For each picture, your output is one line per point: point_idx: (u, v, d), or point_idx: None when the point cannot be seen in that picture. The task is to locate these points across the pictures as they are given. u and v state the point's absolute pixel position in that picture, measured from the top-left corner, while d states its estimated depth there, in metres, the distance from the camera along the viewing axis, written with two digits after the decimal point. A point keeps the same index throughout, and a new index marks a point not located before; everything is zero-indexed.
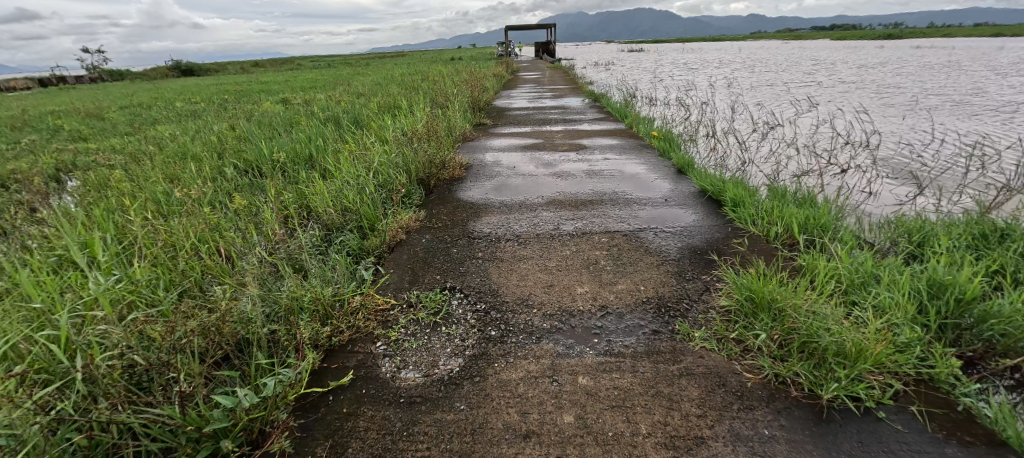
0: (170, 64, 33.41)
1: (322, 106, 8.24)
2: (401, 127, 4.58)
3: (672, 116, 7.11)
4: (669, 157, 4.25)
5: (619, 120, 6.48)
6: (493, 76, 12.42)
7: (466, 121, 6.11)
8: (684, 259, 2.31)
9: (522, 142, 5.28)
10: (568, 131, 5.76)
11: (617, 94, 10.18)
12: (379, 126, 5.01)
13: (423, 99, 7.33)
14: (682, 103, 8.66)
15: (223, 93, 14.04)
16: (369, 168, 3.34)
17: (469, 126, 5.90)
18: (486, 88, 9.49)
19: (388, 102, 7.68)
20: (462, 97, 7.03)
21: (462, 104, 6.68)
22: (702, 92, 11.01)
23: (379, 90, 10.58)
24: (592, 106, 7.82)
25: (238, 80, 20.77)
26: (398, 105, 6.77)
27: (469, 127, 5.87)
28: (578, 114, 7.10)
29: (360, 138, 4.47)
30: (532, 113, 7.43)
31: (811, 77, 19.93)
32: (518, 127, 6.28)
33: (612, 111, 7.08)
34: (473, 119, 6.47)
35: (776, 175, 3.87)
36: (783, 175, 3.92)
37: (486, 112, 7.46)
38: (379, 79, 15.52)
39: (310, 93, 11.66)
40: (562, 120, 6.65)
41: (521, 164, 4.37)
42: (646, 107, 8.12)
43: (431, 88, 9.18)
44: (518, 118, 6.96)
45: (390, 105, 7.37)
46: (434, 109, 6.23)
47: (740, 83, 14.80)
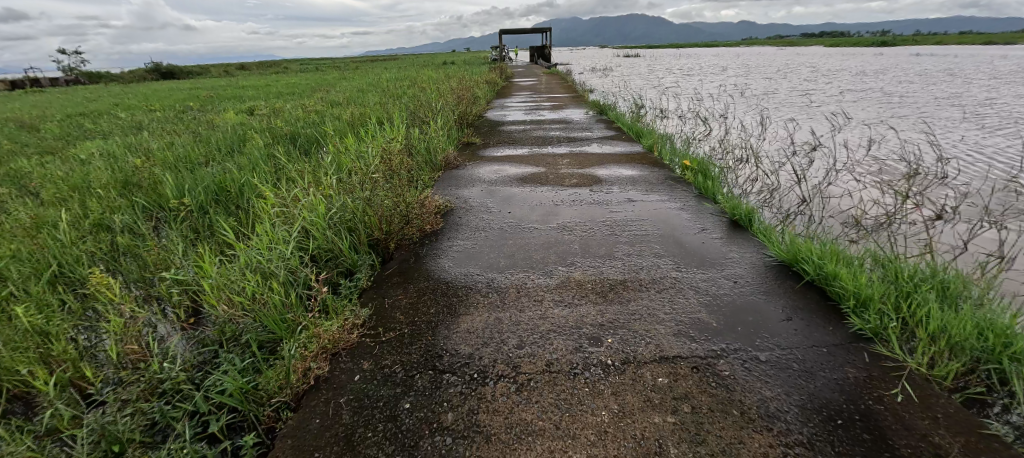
0: (149, 67, 32.01)
1: (286, 119, 7.10)
2: (361, 157, 3.51)
3: (694, 135, 6.06)
4: (716, 201, 3.17)
5: (633, 140, 5.43)
6: (485, 84, 11.26)
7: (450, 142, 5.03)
8: (822, 445, 1.26)
9: (517, 172, 4.17)
10: (576, 156, 4.67)
11: (623, 106, 9.11)
12: (335, 154, 3.90)
13: (401, 114, 6.20)
14: (699, 117, 7.61)
15: (187, 100, 12.72)
16: (291, 231, 2.23)
17: (453, 148, 4.81)
18: (476, 98, 8.43)
19: (361, 116, 6.56)
20: (447, 113, 5.94)
21: (446, 120, 5.59)
22: (714, 102, 10.05)
23: (358, 99, 9.47)
24: (598, 121, 6.77)
25: (214, 86, 19.41)
26: (370, 122, 5.65)
27: (453, 150, 4.77)
28: (584, 130, 6.05)
29: (306, 171, 3.39)
30: (529, 129, 6.33)
31: (818, 85, 19.10)
32: (513, 147, 5.23)
33: (624, 128, 6.01)
34: (459, 139, 5.38)
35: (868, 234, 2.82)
36: (876, 233, 2.87)
37: (475, 128, 6.36)
38: (361, 85, 14.25)
39: (280, 102, 10.42)
40: (566, 138, 5.60)
41: (517, 206, 3.28)
42: (660, 121, 7.10)
43: (415, 99, 8.04)
44: (513, 136, 5.88)
45: (363, 120, 6.25)
46: (411, 126, 5.13)
47: (749, 92, 13.91)
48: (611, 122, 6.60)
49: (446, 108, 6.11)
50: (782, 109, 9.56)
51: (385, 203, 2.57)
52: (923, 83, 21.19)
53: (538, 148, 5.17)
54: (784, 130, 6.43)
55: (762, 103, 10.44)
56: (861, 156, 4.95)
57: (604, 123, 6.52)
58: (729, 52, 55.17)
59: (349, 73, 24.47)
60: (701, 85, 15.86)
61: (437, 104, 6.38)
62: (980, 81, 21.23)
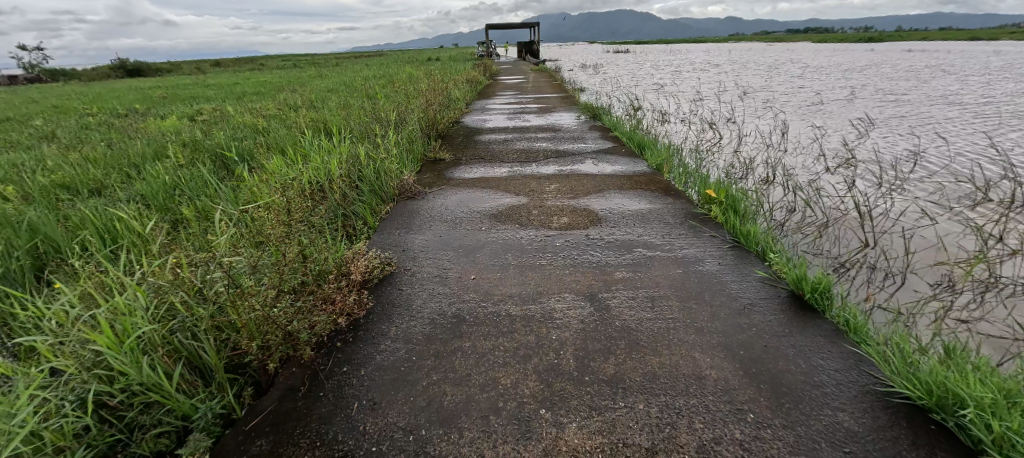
0: (114, 64, 30.24)
1: (225, 128, 6.01)
2: (271, 201, 2.54)
3: (705, 146, 5.14)
4: (766, 261, 2.24)
5: (635, 155, 4.49)
6: (464, 83, 10.17)
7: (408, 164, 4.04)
8: None
9: (491, 205, 3.19)
10: (567, 180, 3.70)
11: (618, 109, 8.14)
12: (244, 193, 2.92)
13: (356, 126, 5.18)
14: (706, 122, 6.68)
15: (135, 102, 11.43)
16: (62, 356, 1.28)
17: (410, 171, 3.80)
18: (453, 102, 7.43)
19: (311, 127, 5.51)
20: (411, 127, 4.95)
21: (407, 132, 4.58)
22: (716, 103, 9.21)
23: (320, 103, 8.38)
24: (591, 128, 5.82)
25: (177, 84, 18.01)
26: (314, 136, 4.62)
27: (411, 174, 3.77)
28: (575, 141, 5.09)
29: (192, 229, 2.42)
30: (511, 140, 5.32)
31: (815, 83, 18.41)
32: (489, 165, 4.26)
33: (623, 140, 5.06)
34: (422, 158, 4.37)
35: (982, 334, 1.97)
36: (987, 331, 2.04)
37: (447, 140, 5.34)
38: (331, 85, 13.10)
39: (232, 106, 9.21)
40: (555, 153, 4.63)
41: (485, 264, 2.31)
42: (661, 128, 6.20)
43: (380, 104, 6.98)
44: (491, 149, 4.89)
45: (311, 132, 5.23)
46: (361, 142, 4.11)
47: (748, 90, 13.10)
48: (607, 131, 5.65)
49: (410, 118, 5.10)
50: (791, 111, 8.67)
51: (249, 283, 1.58)
52: (921, 80, 20.58)
53: (520, 167, 4.18)
54: (807, 140, 5.54)
55: (768, 104, 9.52)
56: (910, 177, 4.08)
57: (598, 132, 5.58)
58: (719, 48, 54.51)
59: (326, 70, 23.15)
60: (697, 83, 14.95)
61: (401, 112, 5.37)
62: (977, 78, 20.71)
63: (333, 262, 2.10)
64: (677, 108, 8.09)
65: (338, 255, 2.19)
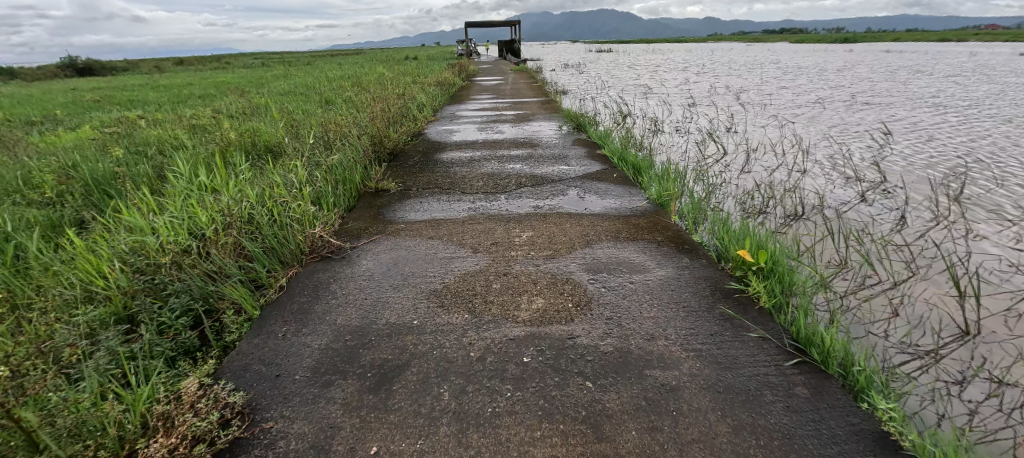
0: (64, 63, 28.17)
1: (129, 145, 4.91)
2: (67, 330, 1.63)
3: (711, 169, 4.29)
4: (860, 401, 1.37)
5: (629, 182, 3.60)
6: (433, 86, 9.08)
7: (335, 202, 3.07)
8: None
9: (435, 272, 2.24)
10: (543, 225, 2.75)
11: (604, 116, 7.29)
12: (74, 264, 2.08)
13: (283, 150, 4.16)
14: (705, 134, 5.83)
15: (57, 107, 10.03)
16: None
17: (333, 215, 2.84)
18: (417, 110, 6.45)
19: (230, 149, 4.46)
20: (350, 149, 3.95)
21: (341, 157, 3.59)
22: (710, 108, 8.46)
23: (265, 110, 7.29)
24: (575, 143, 4.90)
25: (122, 85, 16.49)
26: (221, 162, 3.59)
27: (332, 219, 2.80)
28: (556, 162, 4.16)
29: None
30: (477, 160, 4.34)
31: (801, 84, 17.99)
32: (446, 198, 3.32)
33: (612, 160, 4.18)
34: (357, 191, 3.39)
35: None
36: None
37: (398, 160, 4.32)
38: (288, 88, 11.87)
39: (161, 114, 7.96)
40: (530, 178, 3.70)
41: (402, 412, 1.39)
42: (655, 140, 5.36)
43: (326, 113, 5.90)
44: (450, 174, 3.91)
45: (227, 157, 4.20)
46: (274, 174, 3.14)
47: (738, 93, 12.47)
48: (593, 146, 4.75)
49: (348, 135, 4.08)
50: (793, 118, 7.90)
51: None
52: (902, 80, 20.45)
53: (484, 201, 3.21)
54: (826, 156, 4.73)
55: (766, 109, 8.73)
56: (968, 209, 3.30)
57: (582, 148, 4.66)
58: (701, 47, 54.51)
59: (293, 70, 21.72)
60: (686, 86, 14.17)
61: (340, 128, 4.36)
62: (959, 79, 20.62)
63: (111, 443, 1.18)
64: (669, 116, 7.23)
65: (135, 414, 1.28)
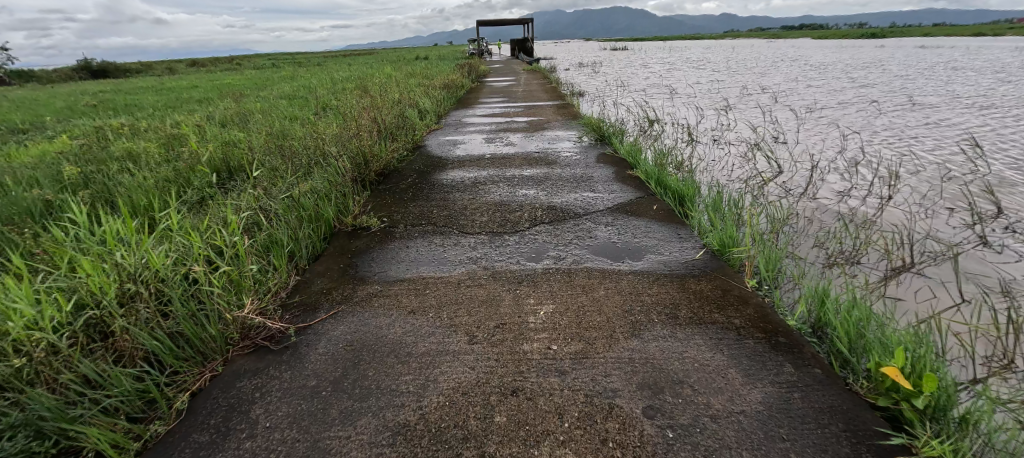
0: (78, 66, 28.34)
1: (83, 163, 4.27)
2: None
3: (771, 197, 3.47)
4: None
5: (674, 216, 2.81)
6: (440, 90, 8.33)
7: (291, 253, 2.37)
8: None
9: (409, 382, 1.50)
10: (567, 292, 1.99)
11: (630, 122, 6.45)
12: None
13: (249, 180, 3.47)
14: (751, 147, 4.97)
15: (50, 114, 9.59)
16: None
17: (285, 276, 2.13)
18: (418, 119, 5.73)
19: (193, 176, 3.79)
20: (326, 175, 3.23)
21: (309, 188, 2.87)
22: (747, 113, 7.55)
23: (253, 118, 6.63)
24: (599, 159, 4.12)
25: (126, 89, 16.17)
26: (168, 202, 2.93)
27: (282, 282, 2.09)
28: (577, 187, 3.38)
29: None
30: (483, 184, 3.58)
31: (835, 82, 16.75)
32: (438, 242, 2.57)
33: (647, 185, 3.39)
34: (327, 232, 2.67)
35: None
36: None
37: (386, 184, 3.59)
38: (289, 92, 11.26)
39: (145, 122, 7.35)
40: (547, 211, 2.94)
41: None
42: (694, 154, 4.55)
43: (314, 125, 5.18)
44: (448, 204, 3.16)
45: (186, 187, 3.52)
46: (215, 218, 2.44)
47: (772, 94, 11.45)
48: (620, 164, 3.96)
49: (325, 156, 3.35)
50: (846, 123, 6.91)
51: None
52: (946, 77, 18.97)
53: (487, 250, 2.45)
54: (910, 176, 3.86)
55: (811, 113, 7.76)
56: None
57: (608, 166, 3.88)
58: (720, 45, 52.98)
59: (302, 71, 21.25)
60: (713, 87, 13.16)
61: (319, 149, 3.66)
62: (1008, 76, 19.06)
63: None
64: (704, 124, 6.36)
65: None
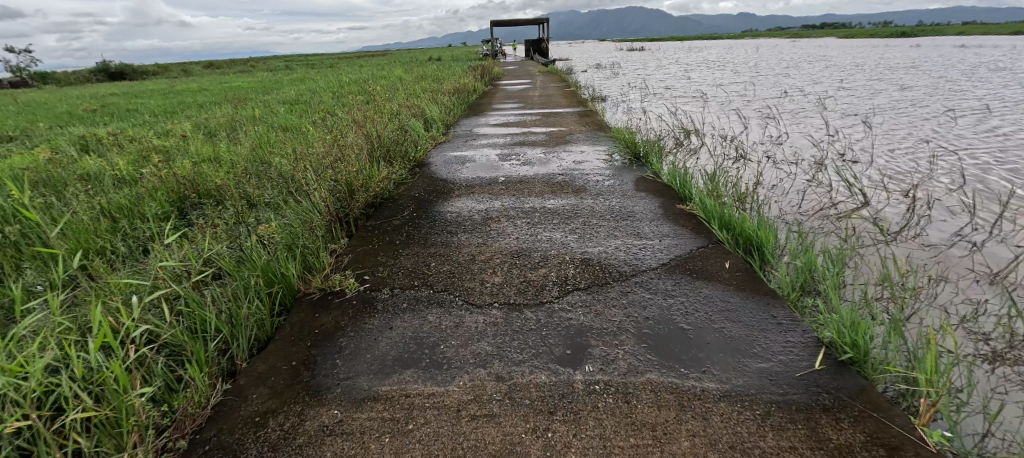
0: (96, 68, 28.51)
1: (29, 187, 3.66)
2: None
3: (870, 243, 2.66)
4: None
5: (759, 280, 2.03)
6: (450, 96, 7.61)
7: (223, 348, 1.70)
8: None
9: None
10: (628, 445, 1.23)
11: (665, 133, 5.63)
12: None
13: (207, 223, 2.83)
14: (814, 168, 4.17)
15: (47, 120, 9.23)
16: None
17: (198, 395, 1.44)
18: (424, 133, 5.04)
19: (148, 207, 3.16)
20: (296, 217, 2.57)
21: (265, 244, 2.23)
22: (797, 121, 6.64)
23: (243, 129, 5.99)
24: (637, 186, 3.36)
25: (134, 92, 15.86)
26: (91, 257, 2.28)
27: (191, 410, 1.40)
28: (617, 229, 2.63)
29: None
30: (496, 220, 2.85)
31: (876, 85, 15.54)
32: (431, 324, 1.84)
33: (708, 225, 2.62)
34: (283, 307, 1.99)
35: None
36: None
37: (376, 220, 2.89)
38: (294, 96, 10.67)
39: (130, 131, 6.77)
40: (580, 269, 2.20)
41: None
42: (751, 178, 3.76)
43: (303, 140, 4.54)
44: (450, 251, 2.44)
45: (133, 226, 2.89)
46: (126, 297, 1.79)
47: (814, 99, 10.43)
48: (665, 192, 3.19)
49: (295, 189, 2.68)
50: (913, 133, 6.01)
51: None
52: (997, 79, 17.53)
53: (501, 340, 1.72)
54: None
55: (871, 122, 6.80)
56: None
57: (651, 197, 3.12)
58: (740, 45, 51.38)
59: (312, 73, 20.83)
60: (746, 91, 12.17)
61: (296, 181, 3.01)
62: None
63: None
64: (748, 136, 5.55)
65: None
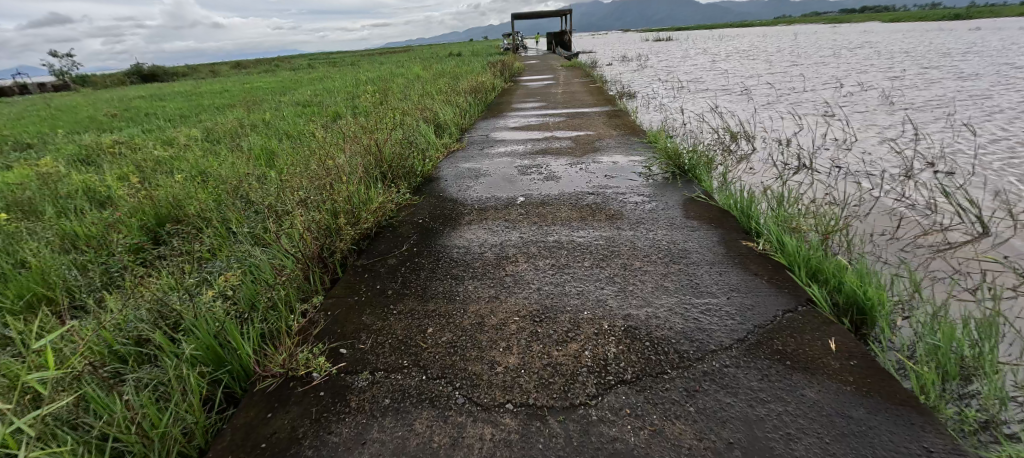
0: (129, 70, 29.40)
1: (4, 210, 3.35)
2: None
3: (1014, 299, 1.98)
4: None
5: (887, 376, 1.41)
6: (467, 96, 7.06)
7: None
8: None
9: None
10: None
11: (708, 137, 4.93)
12: None
13: (176, 264, 2.43)
14: (900, 183, 3.43)
15: (68, 126, 9.23)
16: None
17: None
18: (434, 142, 4.53)
19: (117, 240, 2.78)
20: (269, 263, 2.11)
21: (222, 305, 1.78)
22: (860, 119, 5.78)
23: (246, 136, 5.62)
24: (686, 211, 2.74)
25: (160, 94, 16.04)
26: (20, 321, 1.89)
27: None
28: (667, 278, 2.05)
29: None
30: (511, 261, 2.30)
31: (936, 72, 14.08)
32: (416, 441, 1.31)
33: (790, 275, 2.00)
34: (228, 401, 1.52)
35: None
36: None
37: (367, 259, 2.40)
38: (309, 97, 10.34)
39: (136, 139, 6.52)
40: (624, 346, 1.63)
41: None
42: (824, 198, 3.08)
43: (301, 151, 4.10)
44: (453, 310, 1.91)
45: (93, 266, 2.51)
46: (27, 392, 1.39)
47: (871, 91, 9.35)
48: (723, 222, 2.56)
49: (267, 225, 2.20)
50: (1009, 131, 5.07)
51: None
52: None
53: None
54: None
55: (952, 118, 5.84)
56: None
57: (706, 227, 2.50)
58: (773, 32, 48.92)
59: (333, 72, 20.71)
60: (790, 83, 11.14)
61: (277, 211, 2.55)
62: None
63: None
64: (807, 141, 4.79)
65: None
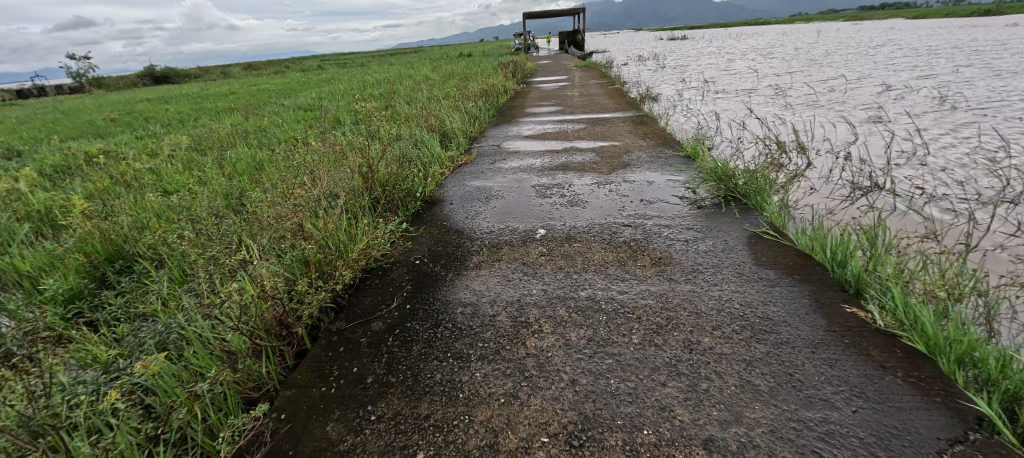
0: (143, 73, 29.54)
1: None
2: None
3: None
4: None
5: None
6: (477, 100, 6.50)
7: None
8: None
9: None
10: None
11: (751, 150, 4.31)
12: None
13: (104, 335, 1.94)
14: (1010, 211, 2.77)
15: (65, 130, 8.90)
16: None
17: None
18: (439, 156, 3.99)
19: (48, 284, 2.28)
20: (213, 345, 1.59)
21: (128, 426, 1.27)
22: (924, 125, 5.07)
23: (235, 146, 5.14)
24: (755, 255, 2.14)
25: (168, 96, 15.85)
26: None
27: None
28: (753, 368, 1.45)
29: None
30: (532, 329, 1.73)
31: (980, 70, 13.07)
32: None
33: (935, 372, 1.39)
34: None
35: None
36: None
37: (344, 323, 1.85)
38: (312, 100, 9.89)
39: (123, 147, 6.08)
40: None
41: None
42: (922, 233, 2.45)
43: (287, 167, 3.58)
44: (451, 420, 1.35)
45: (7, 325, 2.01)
46: None
47: (918, 92, 8.55)
48: (808, 273, 1.96)
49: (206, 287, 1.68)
50: None
51: None
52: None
53: None
54: None
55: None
56: None
57: (787, 282, 1.90)
58: (791, 31, 47.55)
59: (341, 73, 20.36)
60: (824, 84, 10.35)
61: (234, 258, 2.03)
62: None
63: None
64: (870, 153, 4.12)
65: None
